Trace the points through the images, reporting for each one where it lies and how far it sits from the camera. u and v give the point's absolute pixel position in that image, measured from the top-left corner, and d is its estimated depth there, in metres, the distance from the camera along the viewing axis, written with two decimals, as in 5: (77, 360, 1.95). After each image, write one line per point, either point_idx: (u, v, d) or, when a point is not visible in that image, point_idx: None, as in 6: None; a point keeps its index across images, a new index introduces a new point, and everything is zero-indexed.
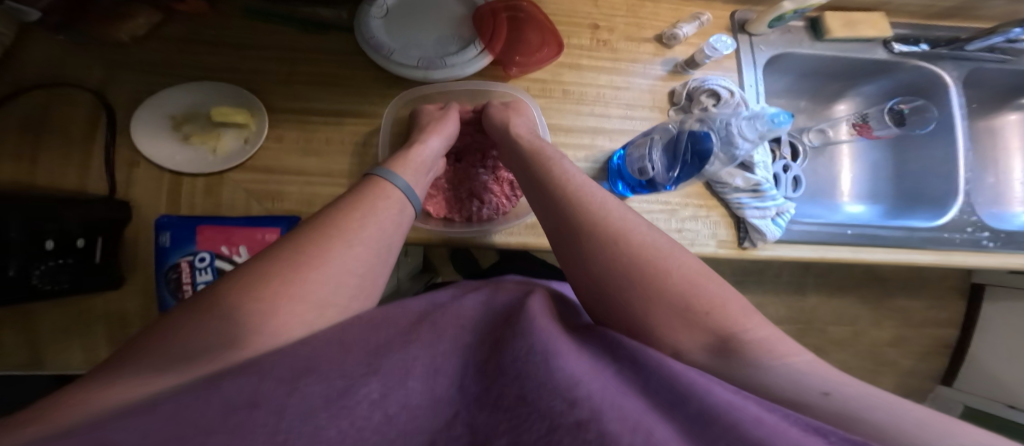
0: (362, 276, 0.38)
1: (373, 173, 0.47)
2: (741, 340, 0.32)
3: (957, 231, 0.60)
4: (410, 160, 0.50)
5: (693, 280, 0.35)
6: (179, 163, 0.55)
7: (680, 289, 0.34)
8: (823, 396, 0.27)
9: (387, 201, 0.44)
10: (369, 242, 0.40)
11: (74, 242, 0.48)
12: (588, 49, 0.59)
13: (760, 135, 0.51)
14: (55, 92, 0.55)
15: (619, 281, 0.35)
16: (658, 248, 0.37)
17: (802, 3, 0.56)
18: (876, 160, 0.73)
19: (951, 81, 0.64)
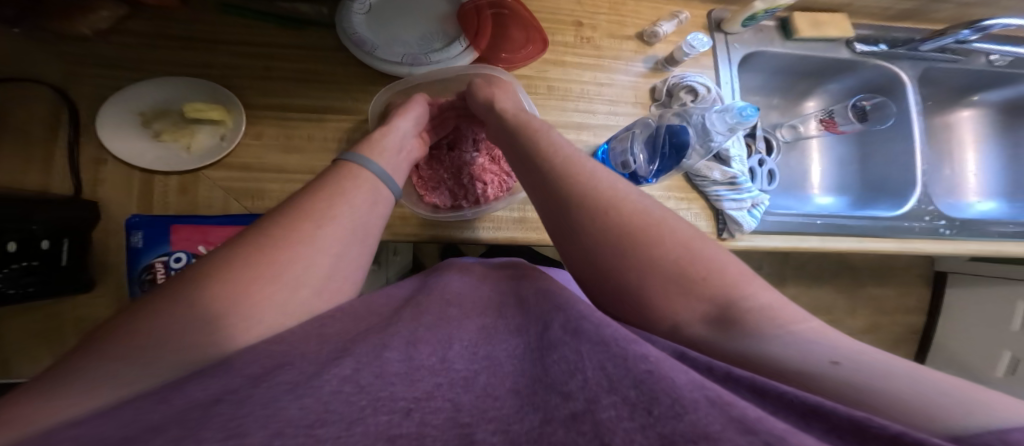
0: (340, 264, 0.35)
1: (342, 158, 0.43)
2: (741, 307, 0.31)
3: (916, 220, 0.64)
4: (378, 144, 0.47)
5: (690, 247, 0.34)
6: (149, 161, 0.52)
7: (675, 258, 0.33)
8: (832, 365, 0.26)
9: (360, 185, 0.41)
10: (345, 229, 0.37)
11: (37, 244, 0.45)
12: (571, 46, 0.60)
13: (730, 128, 0.54)
14: (9, 88, 0.52)
15: (602, 248, 0.35)
16: (653, 219, 0.36)
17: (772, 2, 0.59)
18: (843, 155, 0.77)
19: (909, 80, 0.68)
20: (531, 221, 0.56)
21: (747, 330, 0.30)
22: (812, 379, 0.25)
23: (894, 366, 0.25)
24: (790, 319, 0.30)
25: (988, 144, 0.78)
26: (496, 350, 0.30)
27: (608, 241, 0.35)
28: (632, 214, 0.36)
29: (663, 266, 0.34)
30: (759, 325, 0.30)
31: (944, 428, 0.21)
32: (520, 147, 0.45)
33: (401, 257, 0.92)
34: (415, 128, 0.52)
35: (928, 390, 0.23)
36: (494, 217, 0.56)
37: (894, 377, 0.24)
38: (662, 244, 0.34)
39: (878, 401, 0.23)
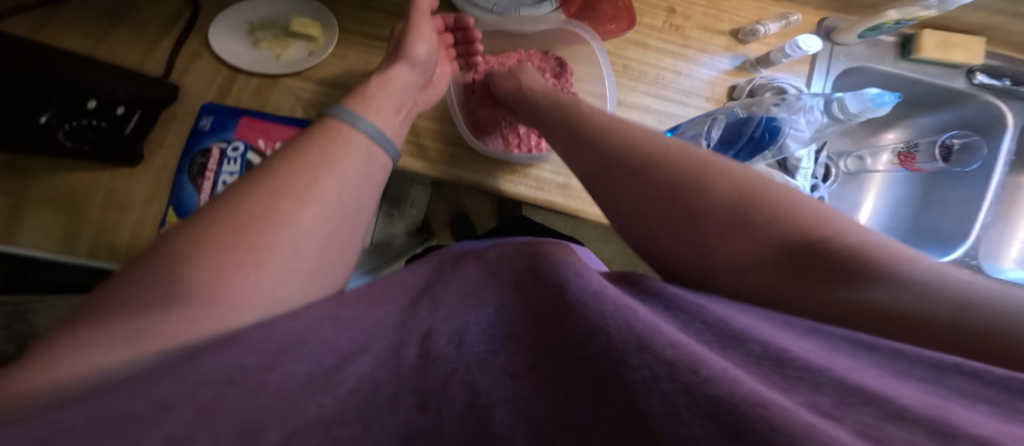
0: (328, 226, 0.40)
1: (330, 115, 0.47)
2: (824, 249, 0.29)
3: (954, 271, 0.65)
4: (371, 96, 0.50)
5: (758, 193, 0.33)
6: (242, 61, 0.57)
7: (734, 192, 0.34)
8: (954, 310, 0.23)
9: (349, 146, 0.45)
10: (329, 193, 0.41)
11: (113, 110, 0.50)
12: (658, 31, 0.59)
13: (857, 112, 0.56)
14: None
15: (658, 193, 0.37)
16: (705, 168, 0.36)
17: (907, 14, 0.57)
18: (901, 196, 0.75)
19: (1012, 123, 0.65)
20: (575, 189, 0.59)
21: (845, 277, 0.27)
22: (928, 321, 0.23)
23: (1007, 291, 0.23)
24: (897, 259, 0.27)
25: None
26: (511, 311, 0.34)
27: (662, 180, 0.37)
28: (695, 168, 0.36)
29: (731, 215, 0.33)
30: (861, 271, 0.27)
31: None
32: (566, 107, 0.47)
33: (416, 212, 1.00)
34: (414, 79, 0.54)
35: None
36: (539, 176, 0.59)
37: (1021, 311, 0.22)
38: (721, 184, 0.35)
39: (989, 342, 0.22)
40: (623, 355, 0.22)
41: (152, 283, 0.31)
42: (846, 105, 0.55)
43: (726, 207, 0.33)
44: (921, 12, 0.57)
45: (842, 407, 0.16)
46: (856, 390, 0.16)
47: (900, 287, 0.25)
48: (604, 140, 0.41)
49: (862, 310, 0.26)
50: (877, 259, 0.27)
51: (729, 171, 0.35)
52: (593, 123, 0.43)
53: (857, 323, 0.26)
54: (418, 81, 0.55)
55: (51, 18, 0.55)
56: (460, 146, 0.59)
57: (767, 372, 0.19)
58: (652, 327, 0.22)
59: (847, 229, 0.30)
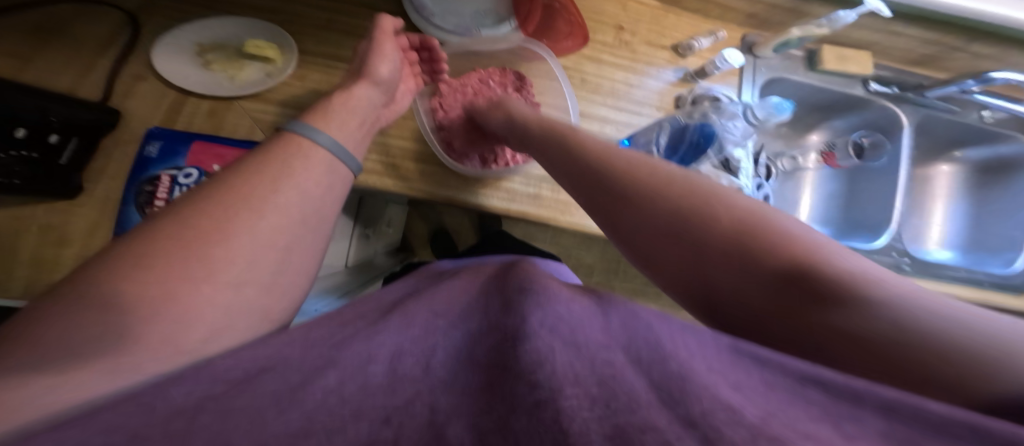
0: (286, 242, 0.40)
1: (289, 130, 0.46)
2: (824, 281, 0.30)
3: (884, 254, 0.72)
4: (333, 114, 0.49)
5: (745, 221, 0.34)
6: (192, 84, 0.54)
7: (727, 218, 0.35)
8: (891, 324, 0.27)
9: (309, 161, 0.44)
10: (289, 213, 0.41)
11: (47, 136, 0.46)
12: (609, 46, 0.64)
13: (763, 118, 0.67)
14: (82, 7, 0.54)
15: (658, 221, 0.38)
16: (701, 195, 0.37)
17: (806, 31, 0.66)
18: (832, 191, 0.84)
19: (906, 123, 0.73)
20: (545, 199, 0.60)
21: (830, 303, 0.29)
22: (896, 353, 0.27)
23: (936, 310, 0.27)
24: (874, 282, 0.29)
25: (957, 199, 0.86)
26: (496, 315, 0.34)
27: (661, 211, 0.38)
28: (676, 202, 0.38)
29: (722, 246, 0.35)
30: (842, 298, 0.29)
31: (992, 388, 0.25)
32: (557, 143, 0.47)
33: (392, 231, 0.98)
34: (376, 95, 0.53)
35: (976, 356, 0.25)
36: (510, 188, 0.60)
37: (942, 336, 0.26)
38: (711, 212, 0.36)
39: (955, 372, 0.25)
40: (558, 384, 0.24)
41: (83, 292, 0.31)
42: (756, 113, 0.66)
43: (721, 237, 0.35)
44: (817, 30, 0.66)
45: (705, 417, 0.21)
46: (707, 407, 0.21)
47: (900, 318, 0.27)
48: (605, 170, 0.42)
49: (837, 334, 0.29)
50: (870, 286, 0.29)
51: (720, 196, 0.37)
52: (586, 159, 0.44)
53: (836, 350, 0.29)
54: (383, 98, 0.54)
55: None
56: (428, 163, 0.59)
57: (661, 392, 0.24)
58: (589, 359, 0.26)
59: (832, 257, 0.31)
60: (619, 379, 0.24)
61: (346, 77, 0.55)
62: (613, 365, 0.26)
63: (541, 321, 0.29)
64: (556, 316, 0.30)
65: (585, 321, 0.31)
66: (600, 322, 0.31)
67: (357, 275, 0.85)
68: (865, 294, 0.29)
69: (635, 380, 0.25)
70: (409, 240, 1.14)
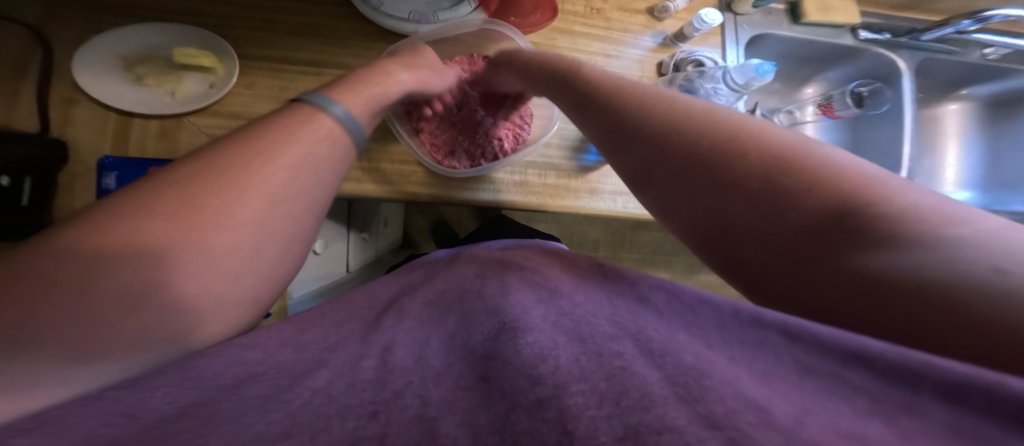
0: (288, 236, 0.31)
1: (307, 98, 0.37)
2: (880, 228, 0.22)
3: None
4: (362, 89, 0.41)
5: (781, 152, 0.27)
6: (129, 104, 0.47)
7: (764, 153, 0.27)
8: (995, 273, 0.18)
9: (325, 136, 0.35)
10: (296, 200, 0.32)
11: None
12: (581, 16, 0.59)
13: (745, 82, 0.57)
14: None
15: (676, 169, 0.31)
16: (747, 134, 0.29)
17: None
18: (836, 141, 0.79)
19: (905, 68, 0.69)
20: (532, 185, 0.54)
21: (880, 249, 0.21)
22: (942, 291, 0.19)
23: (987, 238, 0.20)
24: (943, 217, 0.21)
25: (970, 136, 0.81)
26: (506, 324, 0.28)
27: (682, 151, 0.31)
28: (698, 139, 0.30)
29: (732, 170, 0.28)
30: (886, 242, 0.21)
31: None
32: (580, 95, 0.40)
33: (391, 229, 0.90)
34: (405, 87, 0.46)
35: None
36: (495, 179, 0.54)
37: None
38: (741, 147, 0.28)
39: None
40: (563, 381, 0.21)
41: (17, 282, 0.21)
42: (735, 78, 0.56)
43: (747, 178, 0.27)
44: None
45: (731, 416, 0.16)
46: (731, 403, 0.17)
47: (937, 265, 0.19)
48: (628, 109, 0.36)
49: (878, 286, 0.21)
50: (927, 228, 0.21)
51: (763, 132, 0.29)
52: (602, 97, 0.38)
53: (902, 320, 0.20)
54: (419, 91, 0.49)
55: None
56: (399, 161, 0.53)
57: (678, 386, 0.19)
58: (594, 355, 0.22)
59: (905, 196, 0.23)
60: (631, 371, 0.20)
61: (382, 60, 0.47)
62: (624, 358, 0.22)
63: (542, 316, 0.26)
64: (564, 319, 0.26)
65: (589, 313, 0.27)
66: (607, 312, 0.27)
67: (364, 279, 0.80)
68: (933, 234, 0.20)
69: (649, 373, 0.20)
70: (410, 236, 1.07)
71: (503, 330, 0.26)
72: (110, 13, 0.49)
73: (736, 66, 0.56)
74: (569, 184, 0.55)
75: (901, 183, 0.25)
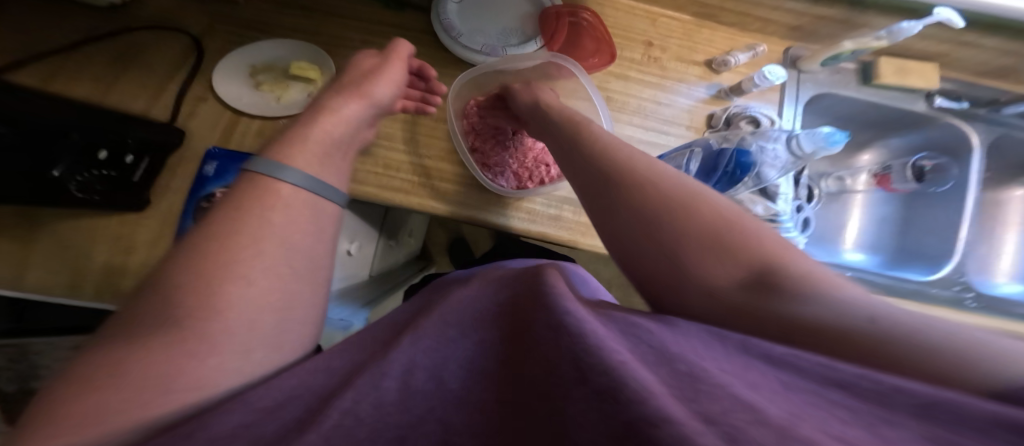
0: (268, 280, 0.35)
1: (253, 170, 0.40)
2: (782, 274, 0.31)
3: (943, 287, 0.65)
4: (312, 130, 0.45)
5: (726, 220, 0.35)
6: (243, 105, 0.58)
7: (705, 213, 0.36)
8: (868, 323, 0.26)
9: (276, 203, 0.38)
10: (285, 256, 0.37)
11: (122, 157, 0.50)
12: (638, 63, 0.63)
13: (813, 150, 0.58)
14: (157, 35, 0.59)
15: (646, 213, 0.38)
16: (689, 195, 0.38)
17: (862, 44, 0.61)
18: (885, 215, 0.75)
19: (979, 144, 0.66)
20: (565, 220, 0.60)
21: (786, 295, 0.30)
22: (847, 337, 0.26)
23: (876, 310, 0.27)
24: (833, 286, 0.30)
25: None
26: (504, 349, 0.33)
27: (644, 204, 0.38)
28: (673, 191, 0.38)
29: (688, 225, 0.36)
30: (794, 290, 0.30)
31: (984, 385, 0.21)
32: (566, 140, 0.48)
33: (414, 241, 1.02)
34: (368, 114, 0.51)
35: (942, 341, 0.24)
36: (530, 209, 0.60)
37: (932, 329, 0.25)
38: (692, 204, 0.37)
39: (918, 361, 0.24)
40: (566, 386, 0.25)
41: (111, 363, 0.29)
42: (802, 145, 0.58)
43: (701, 225, 0.35)
44: (874, 43, 0.61)
45: (725, 413, 0.19)
46: (725, 407, 0.19)
47: (828, 313, 0.28)
48: (602, 160, 0.43)
49: (791, 323, 0.28)
50: (822, 285, 0.30)
51: (700, 193, 0.38)
52: (586, 145, 0.46)
53: (809, 338, 0.27)
54: (371, 117, 0.52)
55: (59, 67, 0.56)
56: (450, 181, 0.60)
57: (674, 386, 0.22)
58: (594, 353, 0.25)
59: (798, 259, 0.32)
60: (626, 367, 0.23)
61: (328, 92, 0.51)
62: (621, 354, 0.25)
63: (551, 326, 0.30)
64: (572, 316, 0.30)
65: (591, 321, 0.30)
66: (605, 325, 0.30)
67: (376, 285, 0.89)
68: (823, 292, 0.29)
69: (644, 371, 0.23)
70: (428, 249, 1.18)
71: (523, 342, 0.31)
72: (244, 27, 0.60)
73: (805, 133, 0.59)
74: None
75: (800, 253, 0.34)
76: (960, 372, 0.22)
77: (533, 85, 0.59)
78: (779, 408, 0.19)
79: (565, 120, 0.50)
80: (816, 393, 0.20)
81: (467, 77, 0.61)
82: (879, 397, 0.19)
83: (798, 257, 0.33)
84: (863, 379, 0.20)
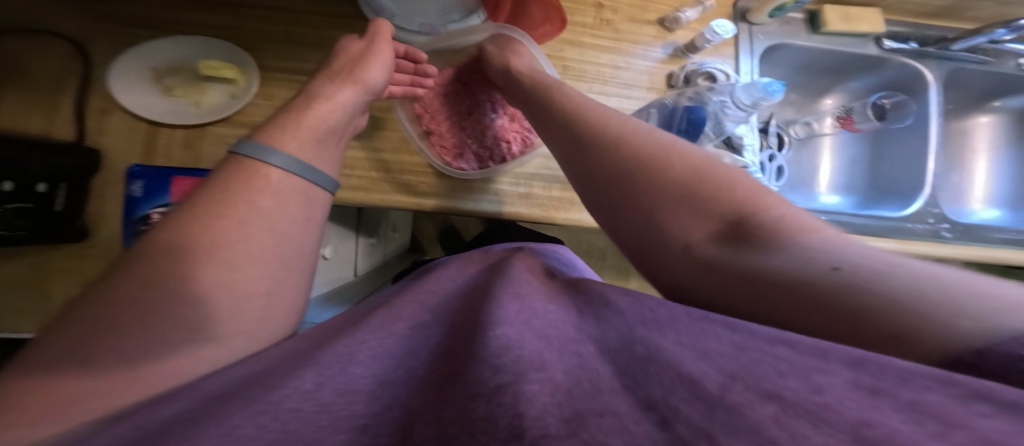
0: (261, 268, 0.33)
1: (240, 152, 0.36)
2: (753, 221, 0.28)
3: (919, 222, 0.64)
4: (302, 124, 0.40)
5: (698, 172, 0.32)
6: (160, 114, 0.50)
7: (680, 165, 0.32)
8: (831, 272, 0.23)
9: (266, 189, 0.35)
10: (271, 241, 0.34)
11: (33, 187, 0.45)
12: (591, 27, 0.59)
13: (753, 102, 0.54)
14: (29, 40, 0.50)
15: (616, 172, 0.34)
16: (661, 147, 0.34)
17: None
18: (854, 156, 0.75)
19: (933, 80, 0.65)
20: (536, 197, 0.55)
21: (756, 244, 0.27)
22: (809, 291, 0.23)
23: (851, 256, 0.24)
24: (807, 229, 0.27)
25: (1003, 154, 0.77)
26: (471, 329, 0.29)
27: (613, 162, 0.35)
28: (643, 148, 0.34)
29: (657, 180, 0.32)
30: (763, 239, 0.27)
31: (949, 344, 0.18)
32: (537, 106, 0.44)
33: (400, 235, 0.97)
34: (362, 104, 0.46)
35: (910, 290, 0.20)
36: (499, 190, 0.55)
37: (898, 275, 0.21)
38: (662, 157, 0.33)
39: (874, 309, 0.20)
40: (522, 370, 0.21)
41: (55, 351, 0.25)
42: (742, 98, 0.54)
43: (672, 177, 0.32)
44: None
45: (667, 398, 0.19)
46: (668, 391, 0.19)
47: (793, 261, 0.24)
48: (573, 117, 0.39)
49: (751, 277, 0.25)
50: (796, 229, 0.27)
51: (676, 145, 0.35)
52: (553, 106, 0.42)
53: (772, 292, 0.24)
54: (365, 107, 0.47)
55: None
56: (414, 173, 0.54)
57: (627, 377, 0.21)
58: (555, 353, 0.23)
59: (772, 204, 0.29)
60: (585, 368, 0.22)
61: (318, 79, 0.45)
62: (582, 355, 0.23)
63: (516, 309, 0.27)
64: (531, 308, 0.28)
65: (554, 315, 0.28)
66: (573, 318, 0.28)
67: (370, 282, 0.83)
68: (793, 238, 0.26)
69: (600, 367, 0.22)
70: (417, 240, 1.12)
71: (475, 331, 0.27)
72: (140, 24, 0.52)
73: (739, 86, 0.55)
74: (574, 197, 0.56)
75: (780, 197, 0.31)
76: (948, 337, 0.18)
77: (508, 42, 0.53)
78: (728, 392, 0.18)
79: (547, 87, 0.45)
80: (764, 352, 0.19)
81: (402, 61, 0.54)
82: (819, 355, 0.18)
83: (776, 203, 0.29)
84: (807, 339, 0.19)
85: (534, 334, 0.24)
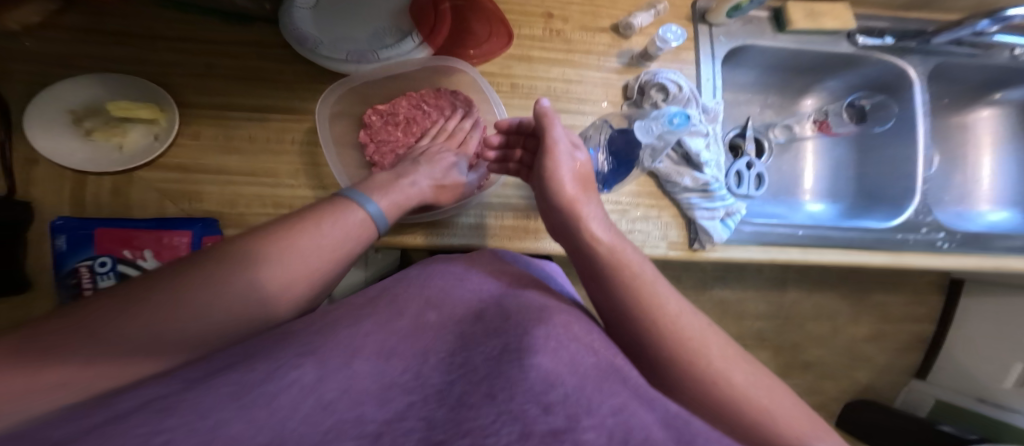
0: (322, 280, 0.36)
1: (342, 194, 0.42)
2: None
3: (911, 232, 0.58)
4: (391, 191, 0.45)
5: (743, 389, 0.32)
6: (78, 161, 0.48)
7: (727, 375, 0.33)
8: None
9: (351, 226, 0.39)
10: (324, 268, 0.36)
11: None
12: (540, 39, 0.55)
13: (659, 136, 0.50)
14: None
15: (667, 360, 0.34)
16: (711, 348, 0.34)
17: None
18: (838, 157, 0.69)
19: (917, 76, 0.60)
20: (489, 227, 0.52)
21: None
22: None
23: None
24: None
25: (1008, 150, 0.70)
26: (472, 360, 0.29)
27: (665, 350, 0.34)
28: (670, 329, 0.34)
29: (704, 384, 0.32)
30: None
31: None
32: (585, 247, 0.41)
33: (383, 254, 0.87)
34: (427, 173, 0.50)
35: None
36: (451, 222, 0.51)
37: None
38: (713, 361, 0.33)
39: None
40: (573, 414, 0.24)
41: (117, 319, 0.27)
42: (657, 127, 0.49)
43: (719, 386, 0.32)
44: None
45: None
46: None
47: None
48: (630, 282, 0.37)
49: None
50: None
51: (723, 348, 0.35)
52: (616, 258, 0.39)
53: None
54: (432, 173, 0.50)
55: None
56: None
57: (673, 429, 0.24)
58: (595, 393, 0.25)
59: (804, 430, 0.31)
60: (629, 411, 0.24)
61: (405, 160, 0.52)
62: (620, 397, 0.25)
63: (544, 339, 0.29)
64: (558, 334, 0.30)
65: (577, 342, 0.31)
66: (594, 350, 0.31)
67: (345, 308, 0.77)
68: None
69: (644, 415, 0.24)
70: None
71: (505, 351, 0.29)
72: (59, 64, 0.50)
73: (644, 120, 0.50)
74: (528, 225, 0.53)
75: (807, 414, 0.33)
76: None
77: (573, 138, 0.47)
78: None
79: (565, 206, 0.42)
80: None
81: (343, 92, 0.52)
82: None
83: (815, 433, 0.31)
84: None
85: (569, 371, 0.27)
